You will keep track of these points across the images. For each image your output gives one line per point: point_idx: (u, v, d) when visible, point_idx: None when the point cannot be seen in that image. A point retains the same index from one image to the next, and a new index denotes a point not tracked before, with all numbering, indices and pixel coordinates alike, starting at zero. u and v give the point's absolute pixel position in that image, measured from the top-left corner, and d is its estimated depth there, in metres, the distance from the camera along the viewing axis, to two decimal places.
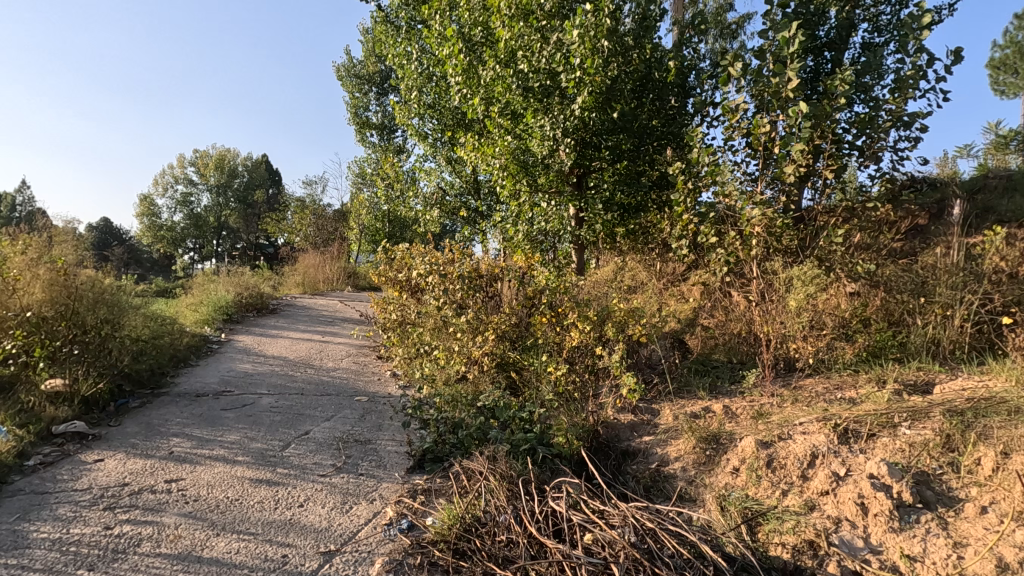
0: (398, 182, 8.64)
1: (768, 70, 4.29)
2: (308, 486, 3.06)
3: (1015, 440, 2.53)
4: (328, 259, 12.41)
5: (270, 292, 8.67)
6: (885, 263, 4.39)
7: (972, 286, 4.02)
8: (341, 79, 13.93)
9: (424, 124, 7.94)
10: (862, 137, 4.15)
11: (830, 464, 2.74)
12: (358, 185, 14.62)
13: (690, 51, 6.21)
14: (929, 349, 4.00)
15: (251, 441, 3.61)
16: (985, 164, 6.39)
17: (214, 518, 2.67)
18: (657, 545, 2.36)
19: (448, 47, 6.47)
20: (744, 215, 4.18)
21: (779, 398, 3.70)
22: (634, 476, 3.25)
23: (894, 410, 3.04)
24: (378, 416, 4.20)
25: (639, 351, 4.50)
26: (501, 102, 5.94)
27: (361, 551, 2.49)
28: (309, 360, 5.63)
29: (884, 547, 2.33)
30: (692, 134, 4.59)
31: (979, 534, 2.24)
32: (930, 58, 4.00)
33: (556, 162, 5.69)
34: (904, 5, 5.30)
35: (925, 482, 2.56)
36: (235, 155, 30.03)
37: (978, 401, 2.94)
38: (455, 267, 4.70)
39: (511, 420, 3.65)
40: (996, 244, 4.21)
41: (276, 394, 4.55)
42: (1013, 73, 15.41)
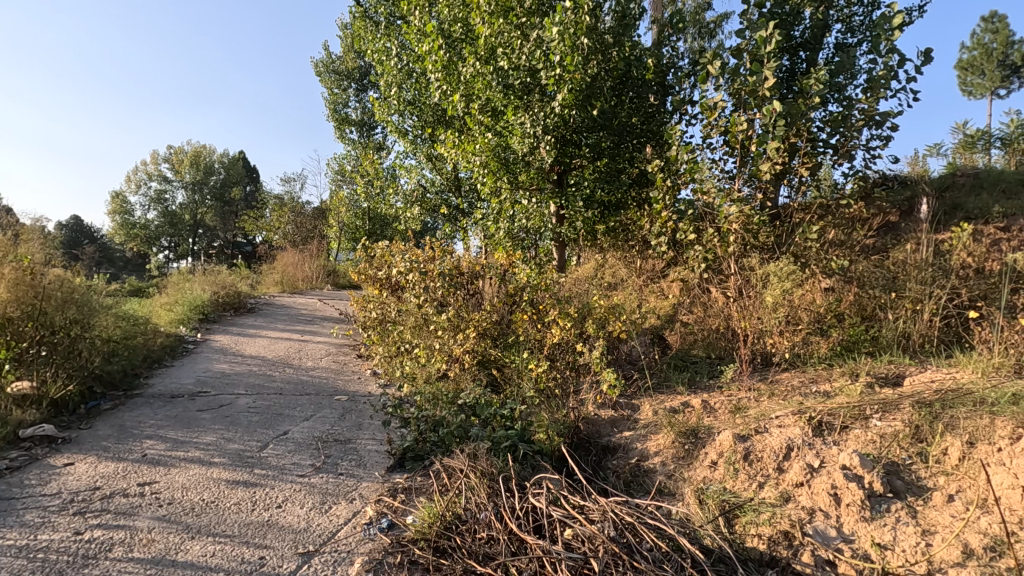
0: (378, 179, 8.54)
1: (746, 69, 4.36)
2: (287, 487, 3.02)
3: (980, 430, 2.61)
4: (307, 258, 12.25)
5: (247, 291, 8.53)
6: (858, 259, 4.50)
7: (941, 282, 4.14)
8: (320, 75, 13.75)
9: (404, 121, 7.89)
10: (836, 136, 4.24)
11: (804, 456, 2.79)
12: (337, 183, 14.47)
13: (669, 50, 6.27)
14: (900, 343, 4.10)
15: (228, 442, 3.56)
16: (954, 162, 6.56)
17: (189, 522, 2.62)
18: (636, 539, 2.38)
19: (427, 43, 6.41)
20: (722, 212, 4.26)
21: (757, 392, 3.76)
22: (614, 471, 3.28)
23: (866, 402, 3.11)
24: (358, 416, 4.16)
25: (619, 347, 4.55)
26: (482, 99, 5.99)
27: (340, 552, 2.47)
28: (288, 359, 5.55)
29: (856, 536, 2.39)
30: (671, 132, 4.65)
31: (946, 522, 2.32)
32: (901, 59, 4.11)
33: (537, 159, 5.70)
34: (876, 6, 5.42)
35: (895, 472, 2.63)
36: (211, 152, 29.50)
37: (946, 393, 3.02)
38: (435, 265, 4.67)
39: (492, 418, 3.65)
40: (963, 240, 4.33)
41: (253, 394, 4.48)
42: (980, 75, 15.91)
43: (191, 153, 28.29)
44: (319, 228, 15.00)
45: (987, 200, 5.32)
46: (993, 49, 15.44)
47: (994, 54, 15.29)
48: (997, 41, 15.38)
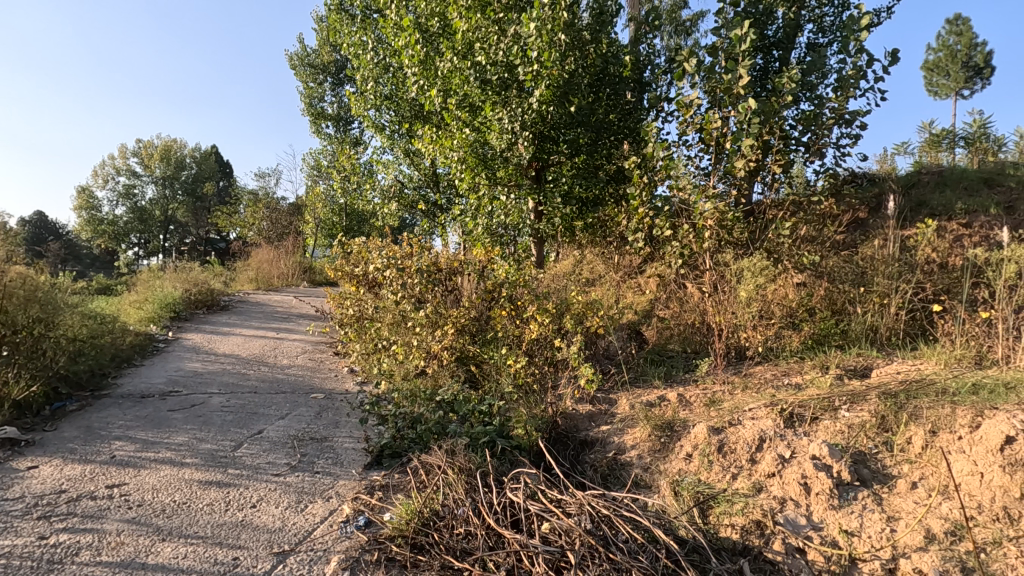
0: (355, 174, 8.44)
1: (720, 67, 4.41)
2: (261, 486, 2.98)
3: (942, 419, 2.71)
4: (282, 254, 12.06)
5: (220, 288, 8.35)
6: (828, 255, 4.61)
7: (906, 276, 4.27)
8: (295, 68, 13.50)
9: (381, 116, 7.80)
10: (808, 134, 4.33)
11: (776, 447, 2.85)
12: (313, 178, 14.26)
13: (646, 47, 6.31)
14: (868, 336, 4.20)
15: (200, 442, 3.49)
16: (920, 160, 6.75)
17: (160, 523, 2.57)
18: (613, 531, 2.41)
19: (404, 37, 6.33)
20: (697, 208, 4.32)
21: (731, 385, 3.83)
22: (592, 465, 3.31)
23: (835, 394, 3.19)
24: (335, 413, 4.12)
25: (597, 342, 4.58)
26: (459, 94, 5.96)
27: (316, 551, 2.44)
28: (263, 357, 5.46)
29: (825, 524, 2.45)
30: (647, 129, 4.68)
31: (909, 508, 2.40)
32: (869, 60, 4.22)
33: (515, 155, 5.71)
34: (845, 7, 5.53)
35: (862, 461, 2.71)
36: (182, 146, 28.76)
37: (911, 384, 3.12)
38: (413, 261, 4.63)
39: (470, 414, 3.65)
40: (927, 236, 4.47)
41: (227, 393, 4.40)
42: (945, 75, 16.38)
43: (161, 147, 27.53)
44: (295, 225, 14.76)
45: (950, 197, 5.49)
46: (958, 51, 15.94)
47: (958, 56, 15.79)
48: (960, 43, 15.89)
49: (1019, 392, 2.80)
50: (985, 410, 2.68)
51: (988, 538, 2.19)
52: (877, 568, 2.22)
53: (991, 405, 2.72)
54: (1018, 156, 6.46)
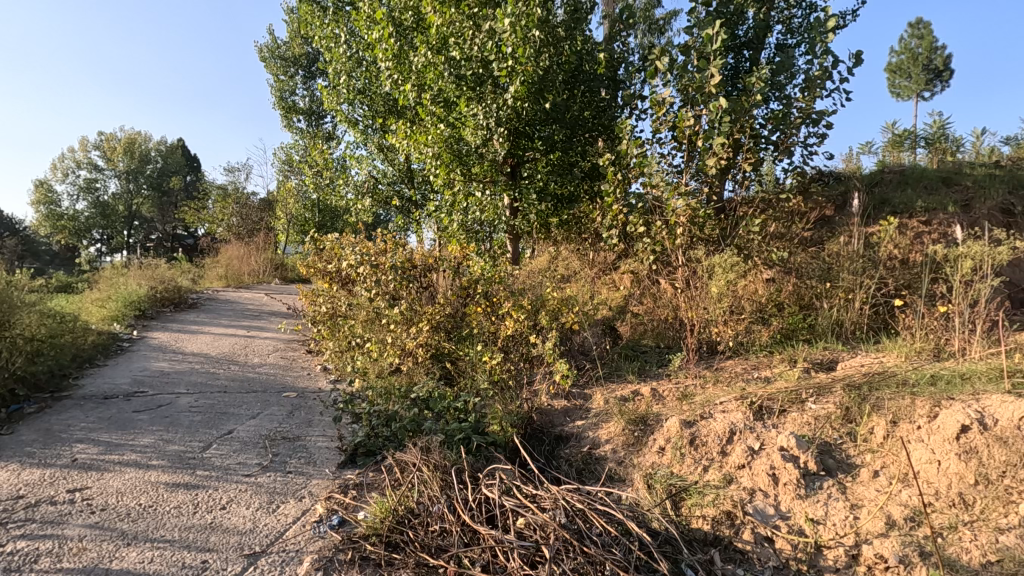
0: (328, 169, 8.30)
1: (693, 66, 4.48)
2: (231, 487, 2.92)
3: (902, 410, 2.80)
4: (253, 251, 11.79)
5: (188, 285, 8.14)
6: (796, 251, 4.73)
7: (870, 272, 4.41)
8: (265, 60, 13.20)
9: (354, 111, 7.67)
10: (777, 133, 4.42)
11: (746, 440, 2.91)
12: (285, 173, 13.99)
13: (620, 45, 6.35)
14: (833, 330, 4.33)
15: (168, 443, 3.40)
16: (884, 160, 6.97)
17: (124, 528, 2.50)
18: (587, 525, 2.44)
19: (377, 30, 6.24)
20: (670, 205, 4.38)
21: (703, 378, 3.91)
22: (567, 460, 3.34)
23: (802, 387, 3.27)
24: (307, 412, 4.06)
25: (572, 338, 4.61)
26: (434, 89, 5.91)
27: (288, 551, 2.41)
28: (233, 356, 5.35)
29: (792, 512, 2.53)
30: (622, 126, 4.72)
31: (871, 496, 2.49)
32: (835, 61, 4.34)
33: (490, 151, 5.70)
34: (813, 9, 5.66)
35: (828, 451, 2.79)
36: (146, 139, 27.85)
37: (874, 376, 3.22)
38: (387, 258, 4.57)
39: (445, 411, 3.63)
40: (890, 233, 4.61)
41: (195, 392, 4.30)
42: (907, 78, 16.91)
43: (124, 140, 26.58)
44: (265, 220, 14.44)
45: (911, 196, 5.67)
46: (919, 54, 16.51)
47: (920, 58, 16.35)
48: (922, 46, 16.46)
49: (974, 382, 2.91)
50: (942, 400, 2.78)
51: (944, 523, 2.30)
52: (841, 554, 2.31)
53: (948, 395, 2.82)
54: (975, 156, 6.71)
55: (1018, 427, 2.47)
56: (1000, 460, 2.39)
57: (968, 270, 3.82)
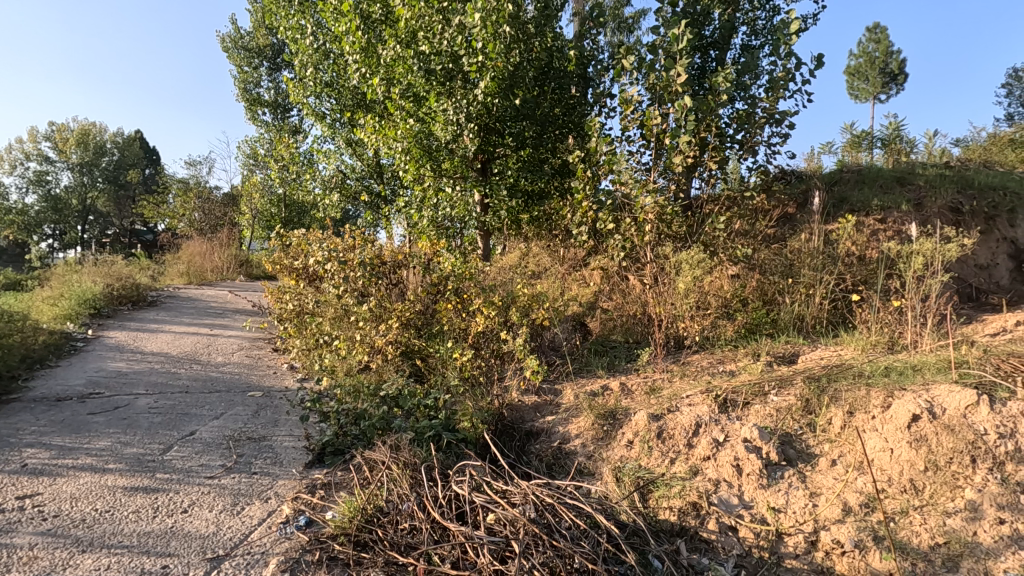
0: (294, 164, 8.11)
1: (660, 64, 4.55)
2: (193, 490, 2.84)
3: (858, 400, 2.90)
4: (216, 246, 11.47)
5: (147, 283, 7.85)
6: (759, 248, 4.86)
7: (830, 268, 4.56)
8: (227, 51, 12.84)
9: (321, 104, 7.52)
10: (742, 132, 4.54)
11: (711, 432, 2.98)
12: (250, 167, 13.62)
13: (590, 43, 6.39)
14: (795, 325, 4.46)
15: (125, 446, 3.28)
16: (843, 159, 7.20)
17: (79, 534, 2.40)
18: (556, 518, 2.46)
19: (344, 22, 6.10)
20: (639, 202, 4.48)
21: (670, 372, 3.98)
22: (537, 455, 3.36)
23: (765, 379, 3.36)
24: (273, 412, 3.98)
25: (543, 334, 4.64)
26: (403, 83, 5.85)
27: (253, 554, 2.36)
28: (195, 355, 5.19)
29: (754, 502, 2.61)
30: (591, 123, 4.78)
31: (829, 484, 2.59)
32: (797, 63, 4.46)
33: (460, 147, 5.68)
34: (777, 11, 5.80)
35: (789, 441, 2.88)
36: (101, 131, 26.72)
37: (832, 369, 3.34)
38: (355, 254, 4.49)
39: (415, 409, 3.60)
40: (848, 230, 4.77)
41: (155, 393, 4.16)
42: (865, 80, 17.54)
43: (77, 131, 25.39)
44: (229, 215, 14.06)
45: (868, 194, 5.86)
46: (876, 57, 17.16)
47: (877, 62, 17.00)
48: (878, 50, 17.11)
49: (924, 372, 3.04)
50: (895, 391, 2.90)
51: (897, 508, 2.40)
52: (801, 540, 2.41)
53: (900, 385, 2.94)
54: (927, 156, 7.00)
55: (963, 415, 2.60)
56: (948, 447, 2.50)
57: (920, 266, 3.98)
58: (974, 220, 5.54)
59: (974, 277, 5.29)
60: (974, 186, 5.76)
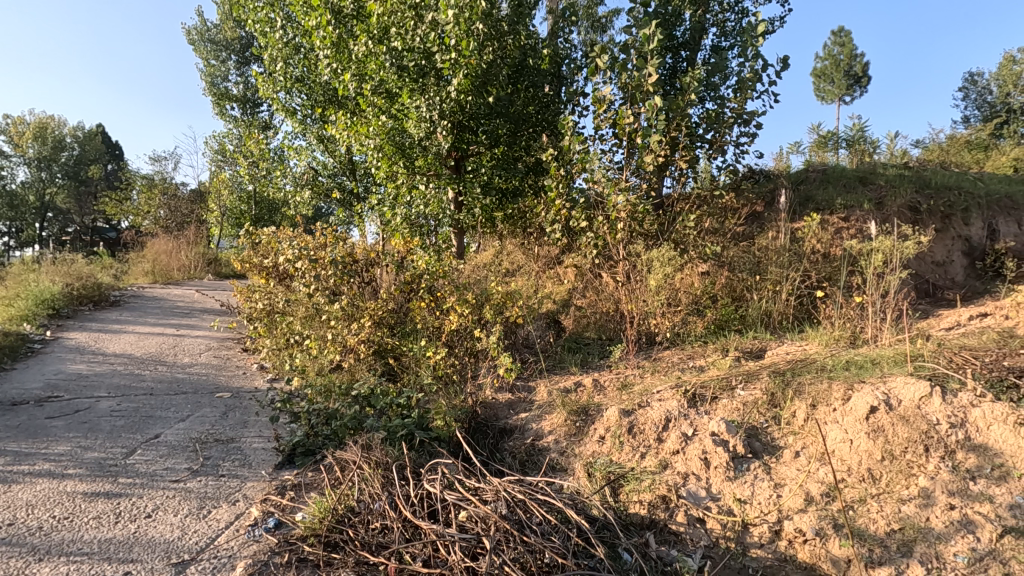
0: (264, 161, 7.94)
1: (632, 64, 4.60)
2: (158, 494, 2.78)
3: (821, 394, 2.98)
4: (182, 245, 11.16)
5: (110, 282, 7.60)
6: (728, 246, 4.99)
7: (795, 265, 4.69)
8: (194, 44, 12.60)
9: (292, 100, 7.36)
10: (711, 132, 4.63)
11: (680, 426, 3.03)
12: (218, 163, 13.27)
13: (563, 41, 6.42)
14: (763, 321, 4.55)
15: (85, 451, 3.18)
16: (811, 159, 7.39)
17: (35, 542, 2.33)
18: (527, 515, 2.48)
19: (314, 17, 6.00)
20: (611, 200, 4.55)
21: (641, 369, 4.03)
22: (511, 453, 3.38)
23: (733, 374, 3.43)
24: (242, 413, 3.92)
25: (516, 332, 4.67)
26: (375, 80, 5.74)
27: (220, 557, 2.32)
28: (161, 356, 5.06)
29: (722, 494, 2.67)
30: (564, 121, 4.80)
31: (792, 475, 2.67)
32: (764, 65, 4.57)
33: (433, 145, 5.64)
34: (745, 14, 5.92)
35: (755, 434, 2.95)
36: (60, 124, 25.61)
37: (796, 363, 3.43)
38: (327, 252, 4.40)
39: (387, 408, 3.57)
40: (813, 229, 4.90)
41: (117, 395, 4.05)
42: (830, 83, 18.03)
43: (34, 124, 23.94)
44: (196, 213, 13.70)
45: (832, 193, 6.02)
46: (841, 60, 17.70)
47: (842, 64, 17.51)
48: (843, 53, 17.63)
49: (883, 366, 3.14)
50: (855, 383, 3.00)
51: (856, 496, 2.49)
52: (766, 530, 2.49)
53: (860, 378, 3.04)
54: (889, 156, 7.23)
55: (917, 406, 2.70)
56: (903, 437, 2.60)
57: (880, 264, 4.10)
58: (931, 219, 5.74)
59: (932, 273, 5.49)
60: (931, 186, 5.98)
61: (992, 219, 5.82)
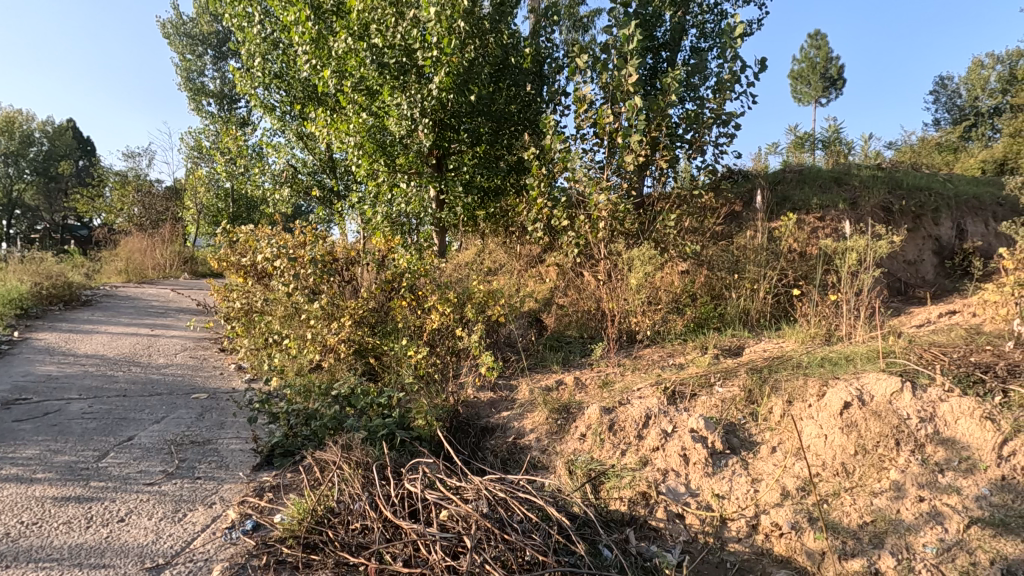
0: (242, 157, 7.81)
1: (613, 64, 4.63)
2: (131, 498, 2.72)
3: (797, 390, 3.04)
4: (157, 243, 10.91)
5: (81, 282, 7.40)
6: (708, 245, 5.06)
7: (772, 264, 4.77)
8: (169, 37, 12.33)
9: (271, 96, 7.25)
10: (691, 132, 4.68)
11: (660, 423, 3.06)
12: (194, 160, 13.02)
13: (545, 41, 6.44)
14: (741, 319, 4.62)
15: (55, 455, 3.09)
16: (788, 160, 7.53)
17: (2, 549, 2.26)
18: (508, 513, 2.49)
19: (293, 12, 5.94)
20: (592, 199, 4.58)
21: (622, 366, 4.06)
22: (492, 451, 3.39)
23: (711, 371, 3.47)
24: (219, 414, 3.85)
25: (498, 330, 4.66)
26: (355, 77, 5.69)
27: (196, 561, 2.28)
28: (135, 357, 4.95)
29: (700, 490, 2.71)
30: (546, 120, 4.81)
31: (769, 470, 2.72)
32: (742, 66, 4.63)
33: (415, 142, 5.60)
34: (724, 16, 6.00)
35: (733, 430, 3.00)
36: (29, 119, 24.83)
37: (773, 360, 3.49)
38: (306, 250, 4.35)
39: (368, 408, 3.54)
40: (790, 229, 4.99)
41: (89, 397, 3.94)
42: (807, 84, 18.36)
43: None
44: (171, 210, 13.42)
45: (808, 193, 6.14)
46: (817, 63, 18.06)
47: (819, 67, 17.85)
48: (819, 56, 17.98)
49: (856, 362, 3.21)
50: (829, 379, 3.06)
51: (830, 490, 2.55)
52: (743, 525, 2.53)
53: (834, 374, 3.11)
54: (863, 157, 7.40)
55: (889, 402, 2.76)
56: (876, 431, 2.66)
57: (854, 263, 4.19)
58: (904, 219, 5.88)
59: (904, 272, 5.63)
60: (903, 187, 6.13)
61: (961, 219, 5.99)
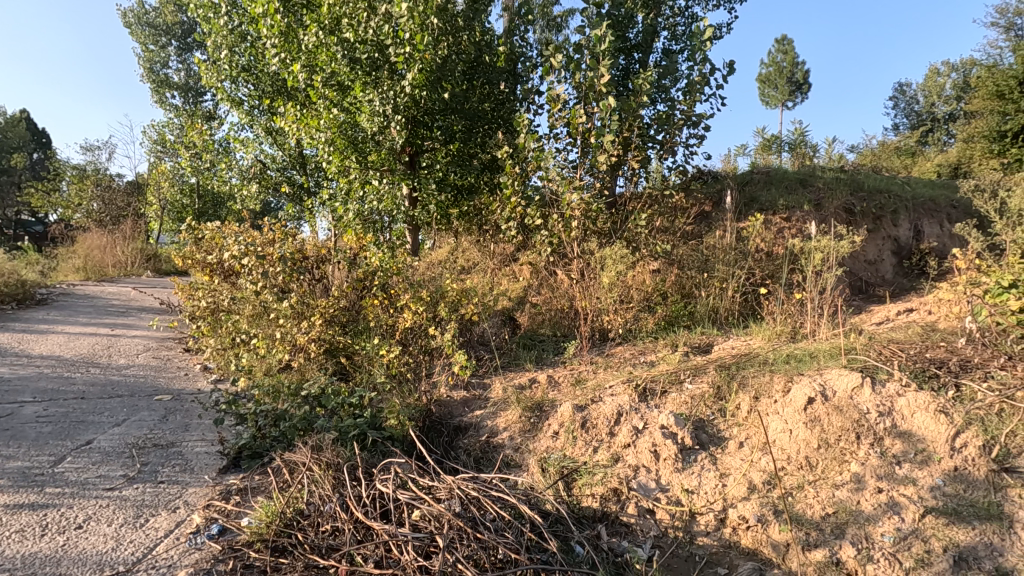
0: (207, 152, 7.60)
1: (586, 64, 4.66)
2: (90, 504, 2.62)
3: (763, 386, 3.12)
4: (118, 239, 10.54)
5: (36, 280, 7.09)
6: (678, 245, 5.15)
7: (741, 263, 4.88)
8: (130, 27, 11.90)
9: (238, 89, 7.07)
10: (662, 133, 4.75)
11: (631, 420, 3.10)
12: (158, 154, 12.62)
13: (519, 39, 6.44)
14: (710, 317, 4.70)
15: (7, 460, 2.96)
16: (756, 161, 7.69)
17: None
18: (480, 511, 2.49)
19: (261, 4, 5.79)
20: (565, 198, 4.60)
21: (595, 364, 4.10)
22: (465, 450, 3.38)
23: (681, 368, 3.53)
24: (184, 416, 3.74)
25: (471, 329, 4.64)
26: (326, 72, 5.60)
27: (159, 568, 2.21)
28: (94, 358, 4.78)
29: (670, 485, 2.76)
30: (519, 119, 4.81)
31: (736, 464, 2.78)
32: (712, 69, 4.72)
33: (387, 139, 5.49)
34: (695, 19, 6.11)
35: (702, 426, 3.07)
36: None
37: (740, 358, 3.57)
38: (275, 248, 4.26)
39: (339, 408, 3.48)
40: (757, 229, 5.11)
41: (44, 400, 3.79)
42: (774, 88, 18.83)
43: None
44: (133, 206, 12.97)
45: (775, 194, 6.30)
46: (783, 67, 18.55)
47: (785, 71, 18.34)
48: (786, 60, 18.47)
49: (819, 358, 3.30)
50: (794, 375, 3.15)
51: (794, 483, 2.63)
52: (711, 519, 2.59)
53: (799, 370, 3.20)
54: (827, 160, 7.61)
55: (850, 397, 2.85)
56: (838, 425, 2.75)
57: (819, 263, 4.31)
58: (865, 220, 6.09)
59: (865, 271, 5.82)
60: (864, 189, 6.34)
61: (918, 220, 6.23)
